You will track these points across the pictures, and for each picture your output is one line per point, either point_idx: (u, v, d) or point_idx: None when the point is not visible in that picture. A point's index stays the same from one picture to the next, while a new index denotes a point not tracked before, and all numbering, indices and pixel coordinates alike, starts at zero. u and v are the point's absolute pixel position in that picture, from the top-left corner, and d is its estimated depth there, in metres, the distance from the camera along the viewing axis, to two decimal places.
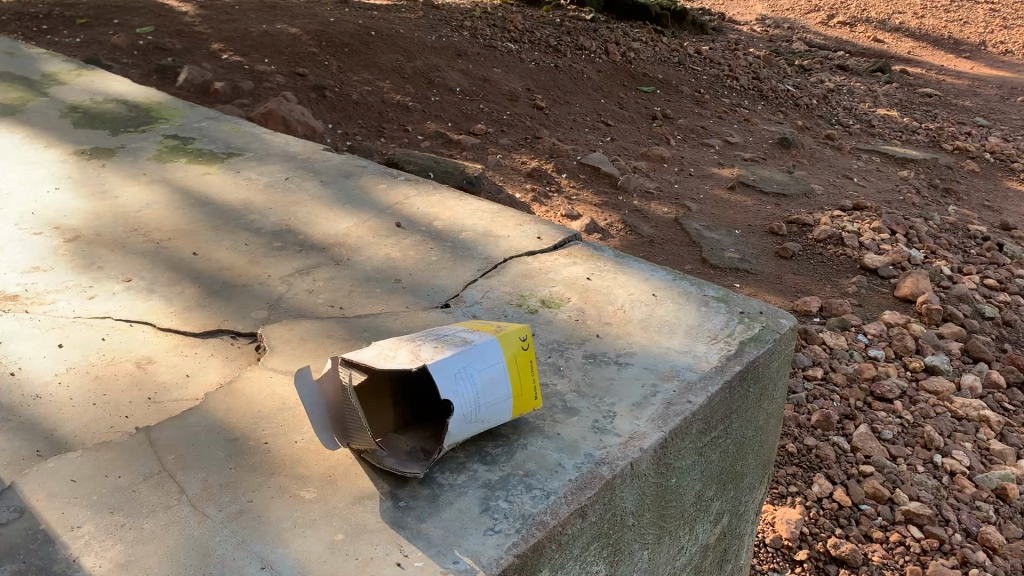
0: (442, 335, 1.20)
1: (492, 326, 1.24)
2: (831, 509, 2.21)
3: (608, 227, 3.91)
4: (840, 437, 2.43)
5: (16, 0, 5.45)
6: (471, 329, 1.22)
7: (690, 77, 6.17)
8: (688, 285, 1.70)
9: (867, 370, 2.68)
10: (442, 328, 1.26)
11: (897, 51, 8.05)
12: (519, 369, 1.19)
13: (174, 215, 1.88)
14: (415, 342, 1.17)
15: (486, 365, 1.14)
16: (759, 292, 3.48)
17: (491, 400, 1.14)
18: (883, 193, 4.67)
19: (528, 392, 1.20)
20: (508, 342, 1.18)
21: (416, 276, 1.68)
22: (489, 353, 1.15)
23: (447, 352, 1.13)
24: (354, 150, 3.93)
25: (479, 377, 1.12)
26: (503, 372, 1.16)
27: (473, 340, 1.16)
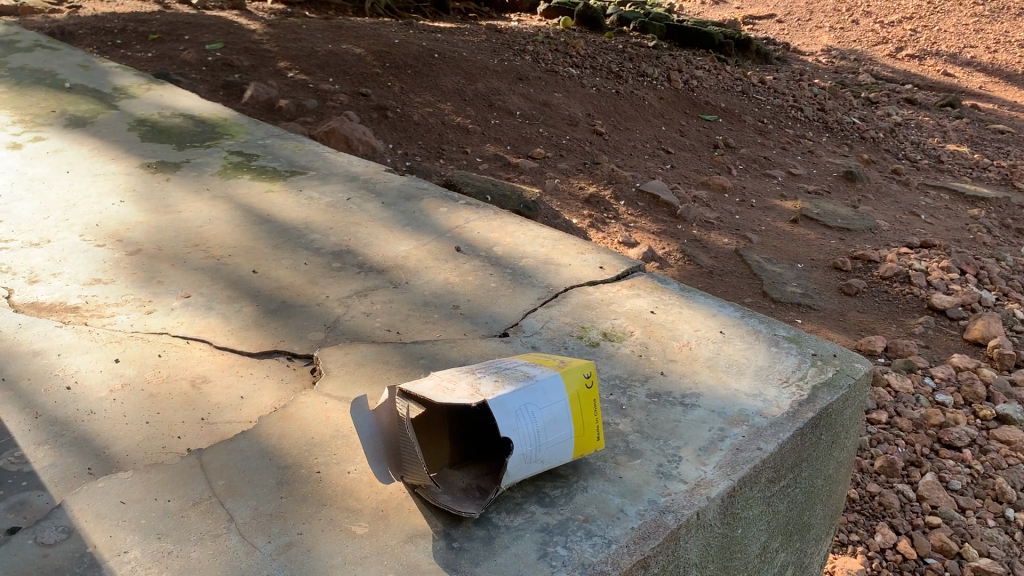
0: (502, 368, 1.15)
1: (555, 360, 1.19)
2: (895, 561, 2.10)
3: (666, 256, 3.85)
4: (904, 485, 2.32)
5: (93, 15, 5.61)
6: (533, 363, 1.17)
7: (754, 107, 6.09)
8: (758, 323, 1.63)
9: (935, 417, 2.56)
10: (502, 359, 1.21)
11: (967, 86, 7.86)
12: (582, 408, 1.13)
13: (236, 231, 1.88)
14: (475, 375, 1.13)
15: (548, 403, 1.09)
16: (822, 330, 3.37)
17: (552, 439, 1.09)
18: (951, 232, 4.53)
19: (592, 432, 1.15)
20: (570, 378, 1.13)
21: (474, 303, 1.64)
22: (551, 390, 1.10)
23: (508, 387, 1.08)
24: (413, 171, 3.93)
25: (540, 415, 1.07)
26: (565, 409, 1.10)
27: (535, 375, 1.12)
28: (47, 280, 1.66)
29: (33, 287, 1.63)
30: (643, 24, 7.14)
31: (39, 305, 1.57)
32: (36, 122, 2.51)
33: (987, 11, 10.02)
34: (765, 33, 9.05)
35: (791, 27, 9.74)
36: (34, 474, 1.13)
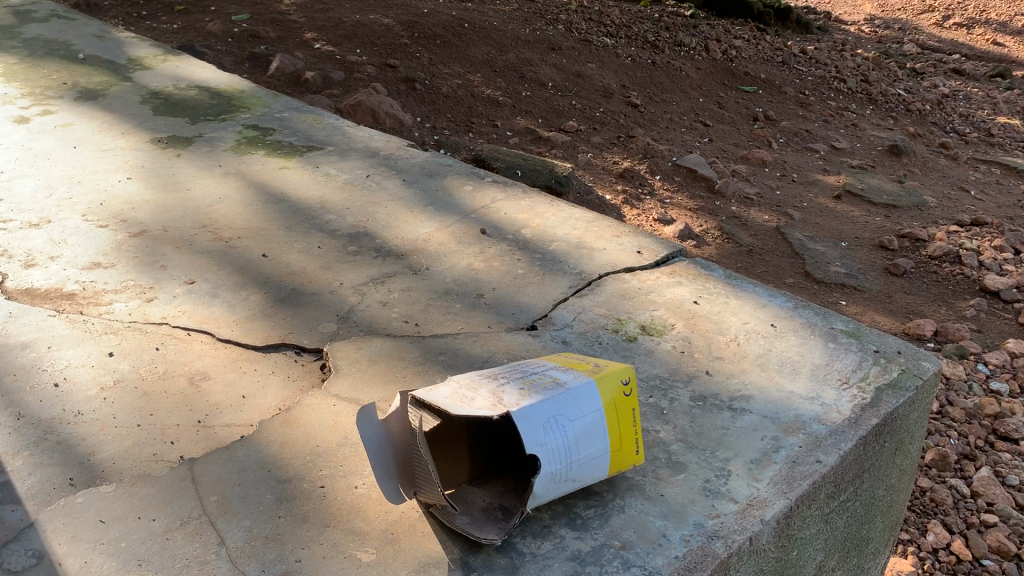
0: (530, 372, 1.02)
1: (589, 363, 1.05)
2: (948, 562, 1.95)
3: (703, 234, 3.68)
4: (958, 480, 2.16)
5: None
6: (565, 366, 1.04)
7: (795, 78, 5.86)
8: (813, 316, 1.48)
9: (990, 406, 2.39)
10: (530, 361, 1.08)
11: (1018, 56, 7.54)
12: (620, 418, 1.00)
13: (247, 211, 1.76)
14: (499, 381, 1.00)
15: (580, 414, 0.95)
16: (867, 313, 3.19)
17: (585, 455, 0.96)
18: (1003, 209, 4.32)
19: (632, 444, 1.02)
20: (606, 386, 0.99)
21: (501, 292, 1.51)
22: (584, 400, 0.97)
23: (536, 395, 0.95)
24: (441, 145, 3.78)
25: (572, 428, 0.94)
26: (600, 421, 0.97)
27: (566, 382, 0.98)
28: (44, 264, 1.55)
29: (28, 271, 1.53)
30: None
31: (33, 292, 1.47)
32: (47, 95, 2.40)
33: None
34: (805, 1, 8.73)
35: None
36: (11, 485, 1.02)
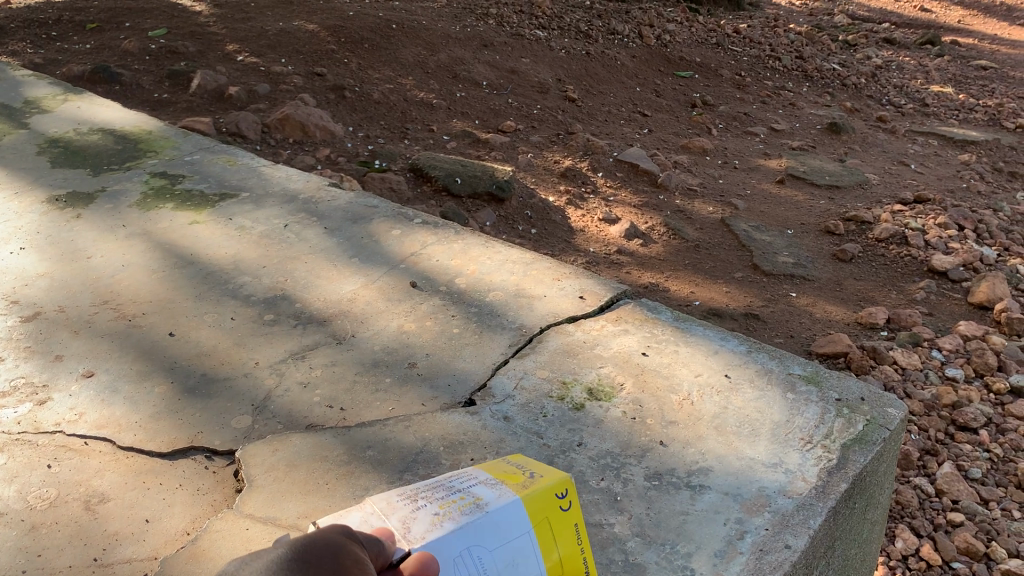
0: (455, 488, 0.91)
1: (519, 477, 0.95)
2: (920, 569, 1.81)
3: (649, 232, 3.58)
4: (922, 479, 2.02)
5: (25, 6, 5.21)
6: (491, 482, 0.93)
7: (730, 59, 5.80)
8: (768, 360, 1.39)
9: (946, 395, 2.28)
10: (461, 473, 0.98)
11: (946, 22, 7.61)
12: (553, 538, 0.88)
13: (154, 281, 1.61)
14: (414, 500, 0.88)
15: (504, 540, 0.83)
16: (818, 303, 3.11)
17: None
18: (944, 180, 4.33)
19: (570, 568, 0.90)
20: (535, 502, 0.89)
21: (435, 358, 1.39)
22: (507, 523, 0.85)
23: (449, 522, 0.83)
24: (377, 155, 3.61)
25: (491, 559, 0.82)
26: (529, 545, 0.85)
27: (487, 502, 0.87)
28: None
29: None
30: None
31: None
32: None
33: None
34: None
35: None
36: None
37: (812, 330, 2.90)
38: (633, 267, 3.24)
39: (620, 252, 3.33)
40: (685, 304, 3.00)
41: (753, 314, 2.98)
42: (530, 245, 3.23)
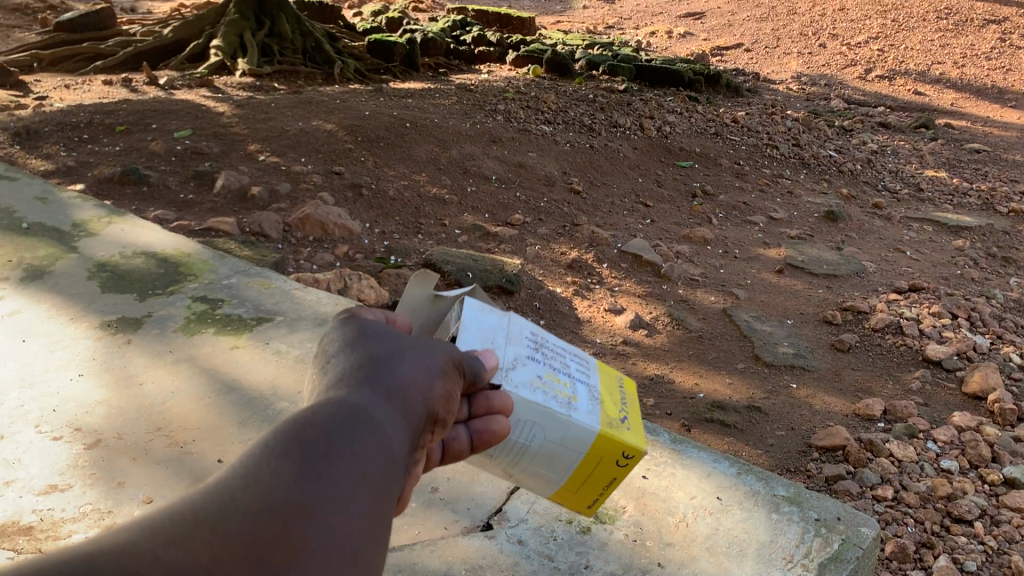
0: (567, 375, 1.21)
1: (616, 417, 1.23)
2: None
3: (653, 321, 3.66)
4: (918, 572, 2.14)
5: (56, 105, 5.48)
6: (598, 401, 1.22)
7: (729, 148, 6.02)
8: (755, 481, 1.55)
9: (942, 488, 2.43)
10: (584, 363, 1.27)
11: (939, 104, 7.81)
12: (592, 461, 1.19)
13: (201, 408, 1.79)
14: (539, 358, 1.18)
15: (559, 435, 1.15)
16: (818, 394, 3.14)
17: (539, 455, 1.16)
18: (937, 267, 4.49)
19: (582, 484, 1.23)
20: (603, 439, 1.18)
21: (455, 482, 1.56)
22: (572, 434, 1.15)
23: (540, 396, 1.13)
24: (392, 251, 3.81)
25: (541, 437, 1.14)
26: (570, 449, 1.17)
27: (576, 412, 1.16)
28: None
29: None
30: (613, 67, 7.16)
31: None
32: None
33: (951, 25, 9.85)
34: (737, 57, 8.94)
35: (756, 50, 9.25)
36: None
37: (811, 421, 2.94)
38: (639, 357, 3.34)
39: (626, 342, 3.44)
40: (689, 397, 3.07)
41: (755, 406, 3.02)
42: None
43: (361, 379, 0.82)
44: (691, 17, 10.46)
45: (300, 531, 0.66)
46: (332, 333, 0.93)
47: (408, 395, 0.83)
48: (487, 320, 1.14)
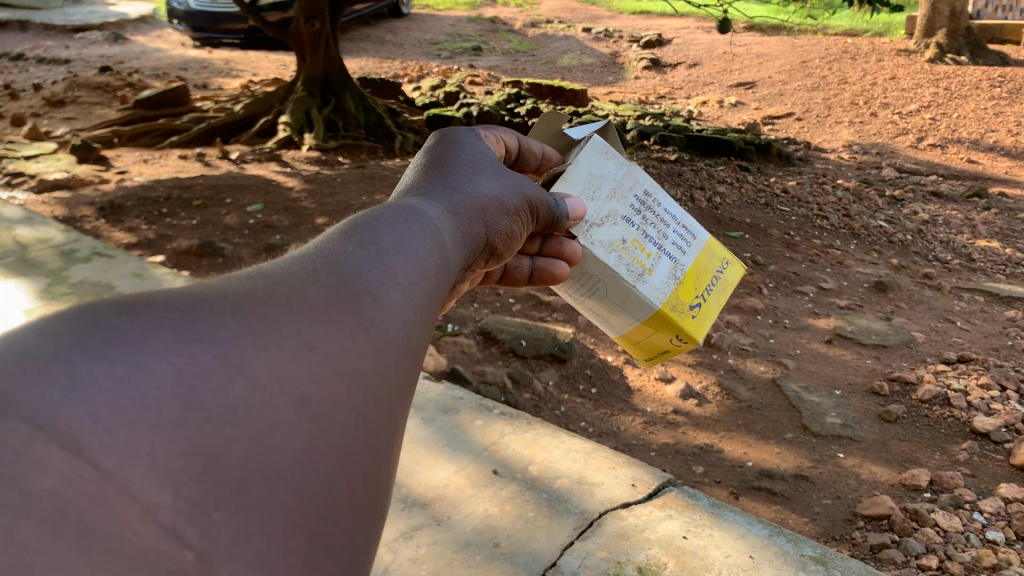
0: (658, 247, 1.59)
1: (687, 296, 1.61)
2: None
3: (703, 390, 3.73)
4: None
5: (138, 177, 5.85)
6: (676, 279, 1.60)
7: (779, 219, 6.12)
8: (786, 542, 1.75)
9: (987, 558, 2.54)
10: (687, 240, 1.63)
11: (993, 172, 7.74)
12: (649, 321, 1.60)
13: None
14: (634, 225, 1.57)
15: (621, 291, 1.56)
16: (865, 464, 3.21)
17: (606, 297, 1.60)
18: (989, 337, 4.48)
19: (646, 333, 1.65)
20: (661, 309, 1.58)
21: (515, 538, 1.77)
22: (632, 297, 1.57)
23: (615, 257, 1.54)
24: (450, 319, 4.01)
25: (607, 288, 1.57)
26: (630, 305, 1.58)
27: (646, 280, 1.56)
28: None
29: None
30: (663, 137, 7.37)
31: None
32: None
33: (1005, 93, 9.58)
34: (787, 126, 9.02)
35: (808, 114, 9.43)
36: None
37: (857, 490, 3.03)
38: (689, 426, 3.44)
39: (676, 412, 3.54)
40: (739, 465, 3.18)
41: (802, 474, 3.13)
42: (590, 404, 3.54)
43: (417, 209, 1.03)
44: (741, 87, 10.55)
45: (360, 310, 0.80)
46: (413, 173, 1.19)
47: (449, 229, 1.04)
48: (599, 173, 1.54)
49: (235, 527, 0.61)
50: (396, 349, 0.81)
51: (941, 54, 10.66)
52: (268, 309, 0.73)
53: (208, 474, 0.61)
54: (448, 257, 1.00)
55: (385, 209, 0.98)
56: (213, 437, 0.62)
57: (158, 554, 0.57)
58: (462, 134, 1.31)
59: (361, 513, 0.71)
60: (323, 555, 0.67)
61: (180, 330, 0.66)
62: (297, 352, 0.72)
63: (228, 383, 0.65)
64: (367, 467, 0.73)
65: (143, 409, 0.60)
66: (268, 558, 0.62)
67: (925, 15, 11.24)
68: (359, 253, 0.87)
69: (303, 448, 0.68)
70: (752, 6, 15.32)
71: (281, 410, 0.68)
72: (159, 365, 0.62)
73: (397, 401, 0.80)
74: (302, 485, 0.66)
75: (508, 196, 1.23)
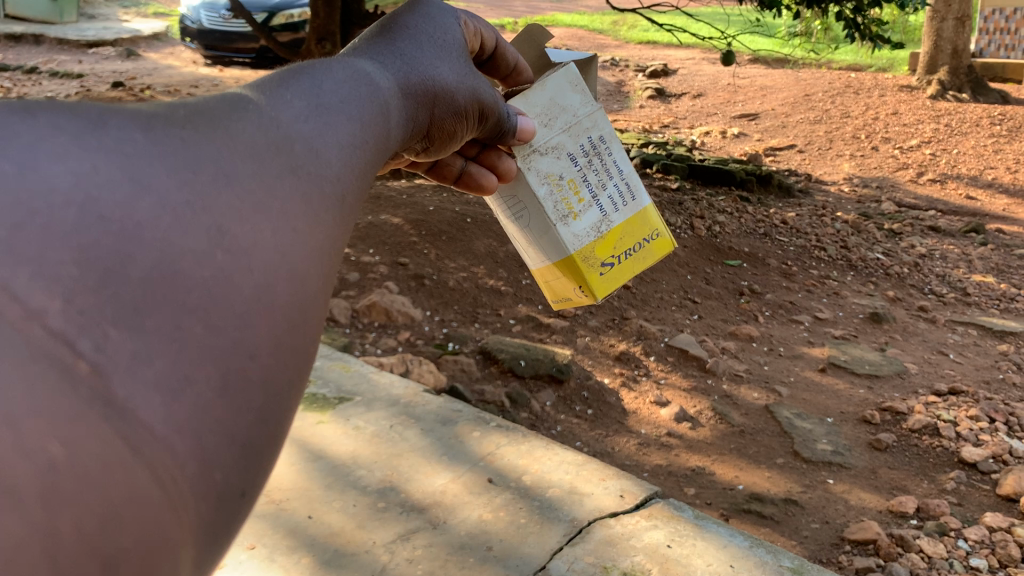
0: (592, 195, 1.65)
1: (607, 254, 1.67)
2: None
3: (697, 414, 3.80)
4: None
5: None
6: (600, 234, 1.66)
7: (777, 249, 6.21)
8: (765, 554, 1.88)
9: None
10: (625, 200, 1.68)
11: (991, 209, 7.82)
12: (561, 264, 1.68)
13: (294, 472, 2.17)
14: (576, 166, 1.64)
15: (540, 223, 1.65)
16: (853, 490, 3.29)
17: (529, 228, 1.68)
18: (981, 369, 4.55)
19: (562, 278, 1.72)
20: (572, 255, 1.65)
21: (507, 543, 1.91)
22: (549, 232, 1.64)
23: (544, 189, 1.62)
24: (451, 338, 4.11)
25: (529, 215, 1.66)
26: (546, 241, 1.66)
27: (566, 221, 1.63)
28: None
29: None
30: (666, 166, 7.41)
31: None
32: None
33: (1005, 131, 9.68)
34: (789, 159, 9.13)
35: (812, 156, 9.27)
36: None
37: (845, 515, 3.10)
38: (682, 449, 3.52)
39: (670, 434, 3.62)
40: (729, 488, 3.26)
41: (792, 499, 3.20)
42: (585, 424, 3.63)
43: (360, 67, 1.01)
44: (744, 118, 10.70)
45: (291, 156, 0.77)
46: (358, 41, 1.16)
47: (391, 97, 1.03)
48: (561, 104, 1.64)
49: (136, 347, 0.57)
50: (325, 202, 0.78)
51: (943, 91, 10.77)
52: (185, 134, 0.69)
53: (107, 286, 0.57)
54: (389, 128, 0.99)
55: (326, 64, 0.95)
56: (114, 251, 0.58)
57: (42, 352, 0.53)
58: (425, 14, 1.28)
59: (279, 356, 0.68)
60: (237, 389, 0.64)
61: (82, 138, 0.62)
62: (216, 179, 0.68)
63: (136, 198, 0.61)
64: (288, 310, 0.69)
65: (35, 212, 0.57)
66: (173, 381, 0.59)
67: (929, 51, 11.32)
68: (294, 102, 0.83)
69: (216, 278, 0.64)
70: (757, 39, 15.48)
71: (195, 235, 0.63)
72: (56, 169, 0.59)
73: (325, 253, 0.76)
74: (213, 315, 0.63)
75: (458, 89, 1.25)
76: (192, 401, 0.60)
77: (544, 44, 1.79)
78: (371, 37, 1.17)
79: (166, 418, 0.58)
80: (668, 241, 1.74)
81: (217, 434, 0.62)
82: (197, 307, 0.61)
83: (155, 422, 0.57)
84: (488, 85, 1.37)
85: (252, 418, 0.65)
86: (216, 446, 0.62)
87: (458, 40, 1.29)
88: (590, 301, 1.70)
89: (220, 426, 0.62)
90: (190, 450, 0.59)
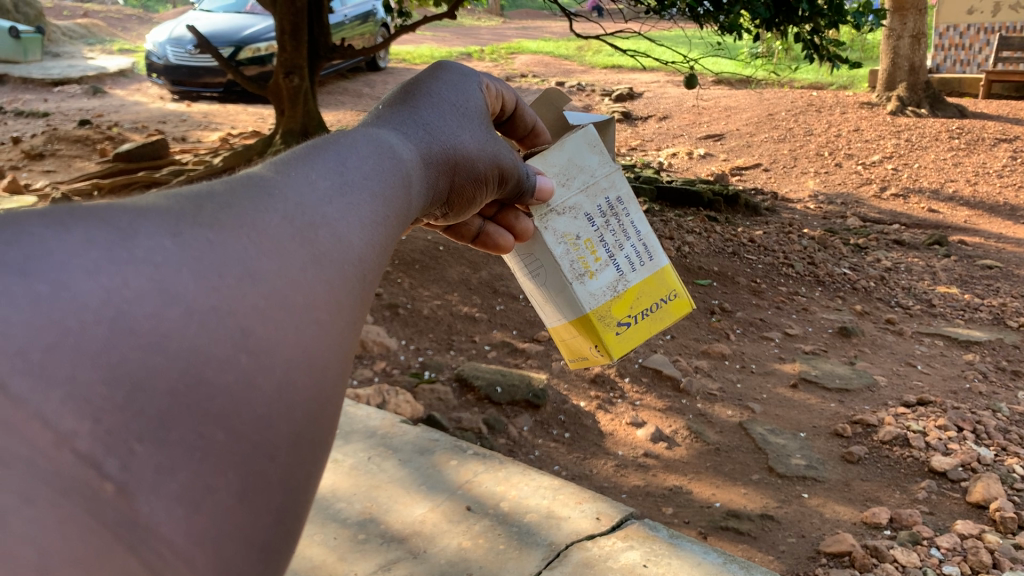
0: (609, 254, 1.72)
1: (625, 313, 1.72)
2: None
3: (673, 433, 3.85)
4: None
5: None
6: (617, 295, 1.72)
7: (746, 267, 6.29)
8: (737, 569, 1.94)
9: None
10: (641, 260, 1.75)
11: (953, 221, 7.98)
12: (578, 324, 1.73)
13: None
14: (593, 226, 1.71)
15: (559, 283, 1.70)
16: (828, 503, 3.34)
17: (547, 288, 1.74)
18: (948, 380, 4.64)
19: (579, 339, 1.77)
20: (589, 314, 1.70)
21: (486, 568, 1.95)
22: (565, 291, 1.70)
23: (561, 249, 1.68)
24: (427, 366, 4.13)
25: (545, 275, 1.72)
26: (565, 301, 1.72)
27: (584, 279, 1.69)
28: None
29: None
30: (635, 188, 7.49)
31: None
32: None
33: (964, 144, 9.89)
34: (755, 177, 9.23)
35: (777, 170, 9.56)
36: None
37: (821, 528, 3.16)
38: (659, 469, 3.57)
39: (647, 454, 3.66)
40: (707, 505, 3.31)
41: (768, 514, 3.26)
42: (563, 447, 3.67)
43: (387, 140, 1.09)
44: (710, 139, 10.86)
45: (315, 243, 0.81)
46: (378, 109, 1.26)
47: (415, 169, 1.10)
48: (580, 163, 1.69)
49: (161, 460, 0.61)
50: (346, 286, 0.82)
51: (902, 107, 10.97)
52: (212, 235, 0.73)
53: (134, 404, 0.60)
54: (411, 197, 1.05)
55: (350, 139, 1.02)
56: (142, 365, 0.61)
57: (71, 481, 0.57)
58: (446, 82, 1.37)
59: (300, 451, 0.71)
60: (256, 492, 0.67)
61: (112, 252, 0.65)
62: (241, 280, 0.71)
63: (163, 309, 0.64)
64: (310, 407, 0.73)
65: (66, 332, 0.59)
66: (195, 493, 0.62)
67: (888, 68, 11.57)
68: (318, 183, 0.89)
69: (240, 383, 0.67)
70: (720, 61, 15.72)
71: (220, 342, 0.67)
72: (86, 284, 0.61)
73: (345, 341, 0.79)
74: (237, 422, 0.66)
75: (479, 156, 1.33)
76: (212, 511, 0.64)
77: (561, 106, 1.89)
78: (390, 105, 1.27)
79: (186, 534, 0.62)
80: (686, 301, 1.80)
81: (237, 542, 0.65)
82: (219, 416, 0.65)
83: (176, 537, 0.61)
84: (507, 148, 1.44)
85: (271, 520, 0.68)
86: (235, 552, 0.65)
87: (480, 107, 1.38)
88: (605, 360, 1.76)
89: (240, 531, 0.65)
90: (209, 562, 0.63)
